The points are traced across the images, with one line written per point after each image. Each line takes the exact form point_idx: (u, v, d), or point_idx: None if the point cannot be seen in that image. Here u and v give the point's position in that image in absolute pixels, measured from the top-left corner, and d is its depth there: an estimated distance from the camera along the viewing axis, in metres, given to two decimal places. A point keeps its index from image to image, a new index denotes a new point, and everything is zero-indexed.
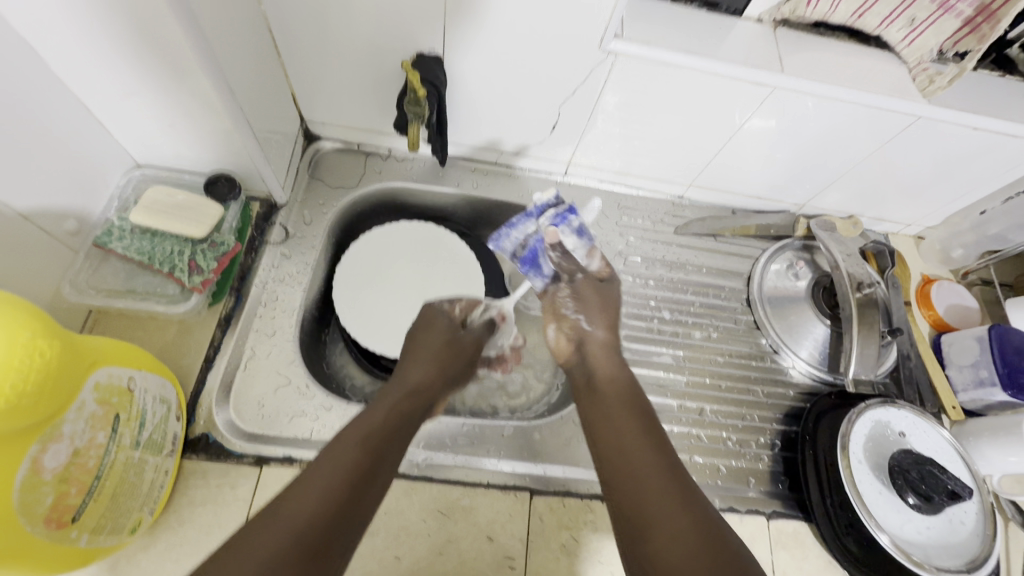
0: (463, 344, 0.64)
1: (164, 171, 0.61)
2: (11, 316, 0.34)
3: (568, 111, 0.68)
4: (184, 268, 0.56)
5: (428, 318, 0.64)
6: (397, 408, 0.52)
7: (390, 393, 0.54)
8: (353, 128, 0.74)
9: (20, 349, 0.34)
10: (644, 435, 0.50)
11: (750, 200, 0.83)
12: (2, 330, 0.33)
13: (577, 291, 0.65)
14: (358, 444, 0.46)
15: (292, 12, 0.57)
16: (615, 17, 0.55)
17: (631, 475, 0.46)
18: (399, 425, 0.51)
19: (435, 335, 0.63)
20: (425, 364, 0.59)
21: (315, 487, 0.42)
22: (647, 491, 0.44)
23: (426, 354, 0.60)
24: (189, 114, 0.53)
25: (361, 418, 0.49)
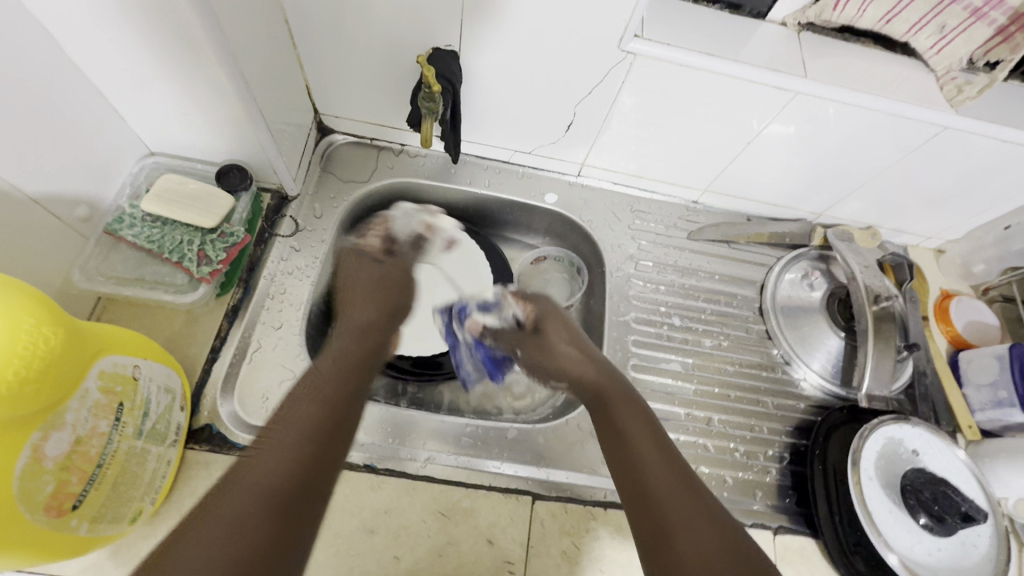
0: (398, 274, 0.64)
1: (177, 161, 0.61)
2: (15, 302, 0.34)
3: (584, 111, 0.67)
4: (193, 258, 0.55)
5: (350, 258, 0.65)
6: (342, 354, 0.51)
7: (336, 346, 0.53)
8: (366, 123, 0.74)
9: (24, 335, 0.34)
10: (657, 448, 0.48)
11: (765, 207, 0.82)
12: (5, 317, 0.33)
13: (533, 358, 0.63)
14: (307, 400, 0.45)
15: (308, 3, 0.56)
16: (636, 16, 0.54)
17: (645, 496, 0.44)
18: (353, 366, 0.50)
19: (364, 276, 0.62)
20: (367, 304, 0.59)
21: (272, 447, 0.40)
22: (663, 508, 0.43)
23: (364, 296, 0.59)
24: (202, 102, 0.53)
25: (311, 377, 0.48)
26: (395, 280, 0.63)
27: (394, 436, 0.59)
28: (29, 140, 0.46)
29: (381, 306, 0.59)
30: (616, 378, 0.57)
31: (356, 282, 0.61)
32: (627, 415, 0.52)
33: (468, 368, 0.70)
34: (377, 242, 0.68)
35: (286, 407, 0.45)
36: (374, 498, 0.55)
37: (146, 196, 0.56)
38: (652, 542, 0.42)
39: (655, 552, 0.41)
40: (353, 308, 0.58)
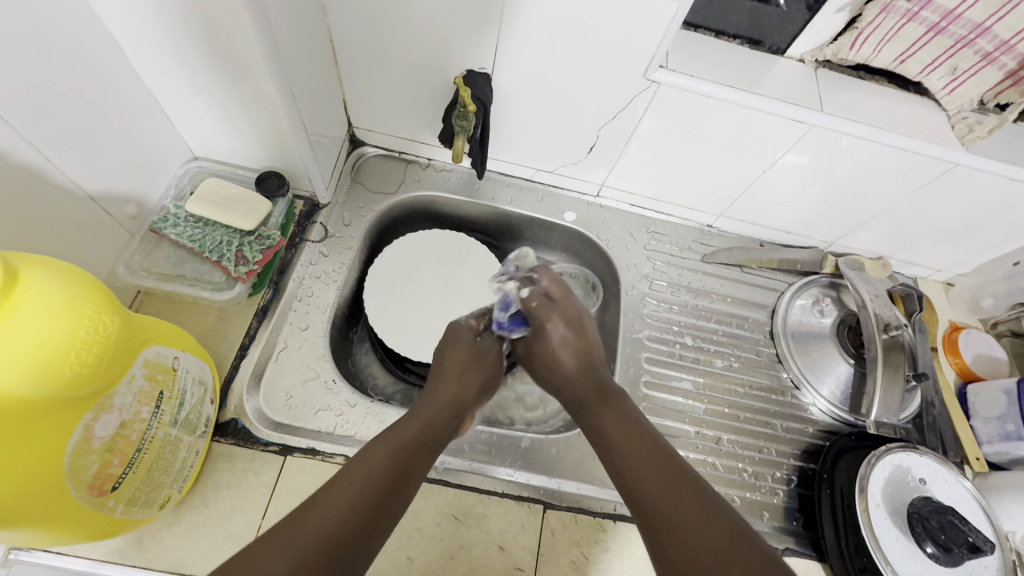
0: (494, 355, 0.63)
1: (220, 165, 0.65)
2: (82, 290, 0.37)
3: (607, 134, 0.70)
4: (231, 258, 0.58)
5: (456, 337, 0.62)
6: (431, 423, 0.51)
7: (423, 409, 0.52)
8: (396, 137, 0.77)
9: (87, 320, 0.36)
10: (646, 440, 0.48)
11: (778, 234, 0.84)
12: (73, 303, 0.36)
13: (534, 318, 0.61)
14: (388, 460, 0.45)
15: (353, 23, 0.60)
16: (662, 48, 0.57)
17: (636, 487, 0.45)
18: (431, 437, 0.50)
19: (464, 348, 0.61)
20: (458, 372, 0.58)
21: (344, 503, 0.40)
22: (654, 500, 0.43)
23: (461, 364, 0.59)
24: (249, 112, 0.56)
25: (392, 433, 0.47)
26: (489, 355, 0.62)
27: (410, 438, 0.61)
28: (91, 139, 0.50)
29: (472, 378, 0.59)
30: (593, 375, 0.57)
31: (460, 351, 0.61)
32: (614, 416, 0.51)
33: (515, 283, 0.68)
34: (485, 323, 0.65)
35: (360, 458, 0.44)
36: None
37: (191, 197, 0.58)
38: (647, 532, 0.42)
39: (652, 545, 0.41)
40: (446, 376, 0.58)
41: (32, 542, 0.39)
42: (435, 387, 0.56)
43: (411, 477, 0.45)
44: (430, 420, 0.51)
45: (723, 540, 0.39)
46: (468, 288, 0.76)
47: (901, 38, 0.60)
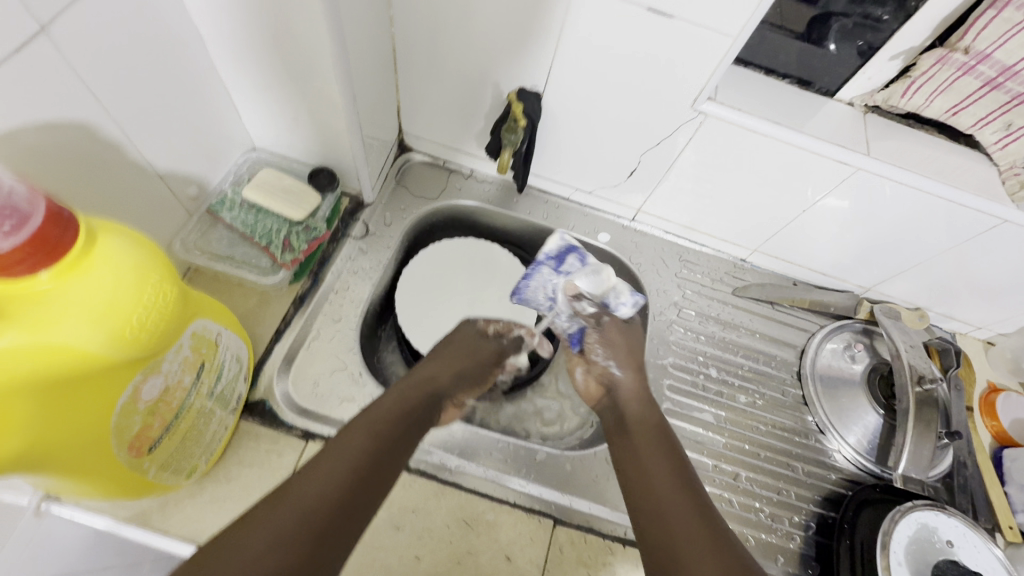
0: (484, 351, 0.66)
1: (276, 158, 0.68)
2: (150, 259, 0.38)
3: (649, 160, 0.71)
4: (278, 244, 0.61)
5: (461, 335, 0.65)
6: (410, 401, 0.53)
7: (401, 387, 0.55)
8: (442, 146, 0.79)
9: (150, 288, 0.38)
10: (676, 478, 0.49)
11: (812, 274, 0.83)
12: (139, 270, 0.37)
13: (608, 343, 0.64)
14: (366, 434, 0.47)
15: (417, 36, 0.63)
16: (713, 82, 0.58)
17: (657, 518, 0.46)
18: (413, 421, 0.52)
19: (456, 341, 0.64)
20: (443, 362, 0.61)
21: (330, 473, 0.42)
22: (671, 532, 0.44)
23: (448, 356, 0.62)
24: (311, 109, 0.59)
25: (373, 409, 0.50)
26: (477, 349, 0.65)
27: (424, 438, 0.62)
28: (167, 122, 0.53)
29: (458, 369, 0.61)
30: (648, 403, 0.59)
31: (451, 345, 0.64)
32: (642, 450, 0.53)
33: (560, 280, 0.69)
34: (494, 328, 0.68)
35: (350, 435, 0.46)
36: (404, 494, 0.57)
37: (248, 184, 0.62)
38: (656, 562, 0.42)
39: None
40: (432, 365, 0.60)
41: (70, 492, 0.41)
42: (419, 370, 0.59)
43: (394, 455, 0.47)
44: (413, 402, 0.53)
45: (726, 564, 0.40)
46: (497, 298, 0.77)
47: (953, 90, 0.59)
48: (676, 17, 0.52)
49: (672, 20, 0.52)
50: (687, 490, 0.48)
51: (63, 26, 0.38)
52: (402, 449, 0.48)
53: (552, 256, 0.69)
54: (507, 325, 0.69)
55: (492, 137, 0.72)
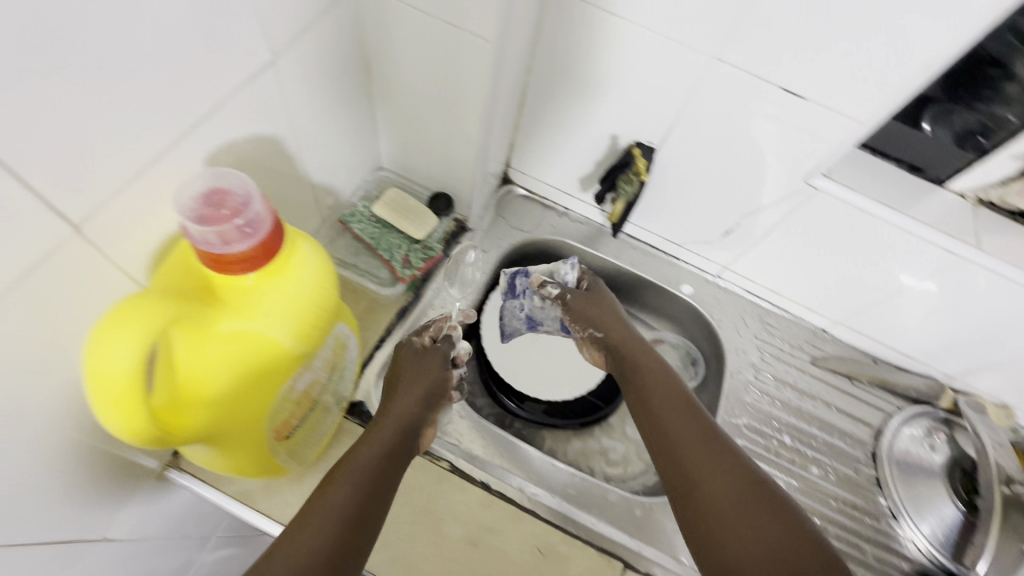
0: (432, 368, 0.61)
1: (398, 178, 0.73)
2: (326, 261, 0.42)
3: (748, 223, 0.73)
4: (399, 260, 0.66)
5: (407, 358, 0.61)
6: (389, 442, 0.52)
7: (380, 430, 0.53)
8: (543, 183, 0.84)
9: (324, 287, 0.42)
10: (709, 440, 0.53)
11: (895, 355, 0.81)
12: (318, 273, 0.41)
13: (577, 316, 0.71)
14: (348, 487, 0.46)
15: (547, 85, 0.68)
16: (832, 161, 0.60)
17: (683, 462, 0.52)
18: (391, 457, 0.51)
19: (421, 370, 0.60)
20: (410, 395, 0.57)
21: (310, 538, 0.42)
22: (702, 491, 0.50)
23: (411, 388, 0.58)
24: (446, 142, 0.64)
25: (354, 457, 0.49)
26: (440, 380, 0.60)
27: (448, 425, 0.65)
28: (330, 143, 0.58)
29: (423, 396, 0.58)
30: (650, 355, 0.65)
31: (411, 379, 0.59)
32: (667, 418, 0.57)
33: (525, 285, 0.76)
34: (429, 339, 0.64)
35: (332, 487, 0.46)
36: (483, 514, 0.60)
37: (377, 201, 0.68)
38: (691, 506, 0.50)
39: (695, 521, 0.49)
40: (400, 401, 0.56)
41: (216, 464, 0.45)
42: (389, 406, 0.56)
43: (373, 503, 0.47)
44: (388, 437, 0.52)
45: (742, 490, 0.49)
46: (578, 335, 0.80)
47: None
48: (808, 98, 0.55)
49: (805, 101, 0.55)
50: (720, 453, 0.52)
51: (287, 60, 0.45)
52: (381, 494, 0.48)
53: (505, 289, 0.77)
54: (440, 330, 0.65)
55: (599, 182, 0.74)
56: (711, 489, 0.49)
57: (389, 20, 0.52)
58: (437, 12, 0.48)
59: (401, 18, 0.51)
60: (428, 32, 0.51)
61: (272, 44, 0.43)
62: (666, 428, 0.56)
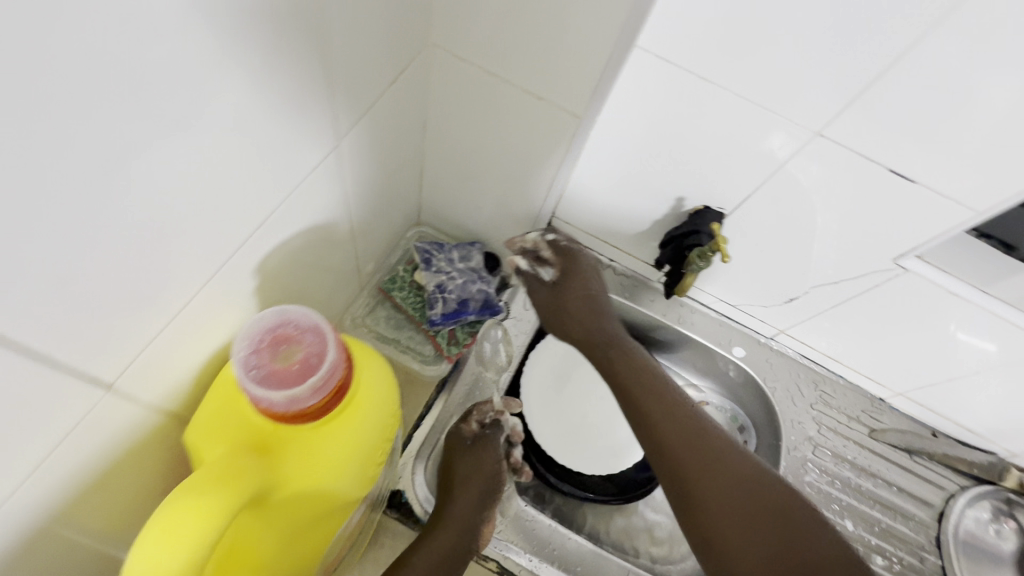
0: (486, 464, 0.55)
1: (438, 234, 0.66)
2: (385, 406, 0.44)
3: (817, 293, 0.67)
4: (446, 335, 0.58)
5: (455, 453, 0.55)
6: (439, 555, 0.49)
7: (427, 544, 0.49)
8: (589, 234, 0.77)
9: (380, 430, 0.44)
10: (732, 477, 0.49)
11: (956, 428, 0.76)
12: (377, 418, 0.43)
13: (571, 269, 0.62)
14: None
15: (608, 140, 0.61)
16: (930, 245, 0.55)
17: (700, 514, 0.49)
18: (451, 560, 0.49)
19: (473, 468, 0.54)
20: (466, 491, 0.53)
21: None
22: (716, 529, 0.47)
23: (466, 485, 0.53)
24: (501, 204, 0.58)
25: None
26: (494, 475, 0.56)
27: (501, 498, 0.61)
28: (377, 205, 0.53)
29: (484, 491, 0.54)
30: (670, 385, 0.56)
31: (473, 477, 0.54)
32: (675, 440, 0.51)
33: (473, 293, 0.58)
34: (475, 422, 0.57)
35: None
36: None
37: (420, 264, 0.59)
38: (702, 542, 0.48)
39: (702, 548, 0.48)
40: (459, 499, 0.52)
41: None
42: (447, 508, 0.51)
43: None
44: (451, 535, 0.50)
45: (765, 518, 0.47)
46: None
47: None
48: (918, 181, 0.49)
49: (914, 184, 0.50)
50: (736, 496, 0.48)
51: (347, 137, 0.41)
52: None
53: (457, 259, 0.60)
54: (483, 411, 0.57)
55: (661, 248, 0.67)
56: (728, 528, 0.47)
57: (460, 80, 0.46)
58: (521, 81, 0.43)
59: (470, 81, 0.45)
60: (505, 99, 0.45)
61: (332, 130, 0.39)
62: (672, 443, 0.51)
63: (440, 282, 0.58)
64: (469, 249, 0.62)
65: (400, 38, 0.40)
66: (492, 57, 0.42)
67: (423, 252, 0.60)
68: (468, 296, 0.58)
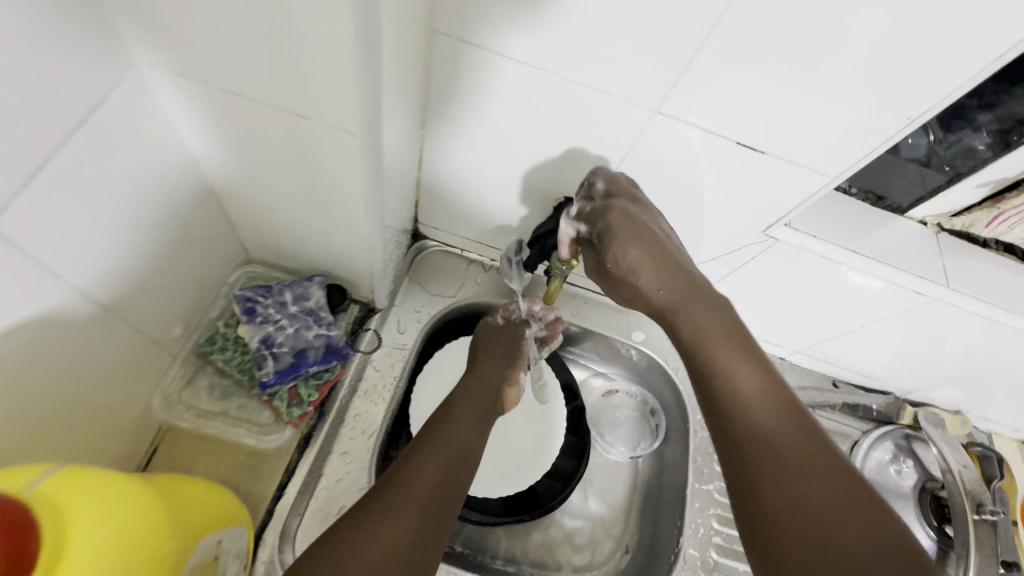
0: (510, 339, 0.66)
1: (273, 271, 0.57)
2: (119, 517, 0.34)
3: (700, 271, 0.64)
4: (284, 395, 0.49)
5: (489, 342, 0.65)
6: (442, 470, 0.49)
7: (435, 443, 0.51)
8: (462, 238, 0.70)
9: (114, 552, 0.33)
10: (797, 436, 0.40)
11: (853, 374, 0.77)
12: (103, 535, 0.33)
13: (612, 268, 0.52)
14: (411, 518, 0.44)
15: (447, 137, 0.54)
16: (795, 212, 0.52)
17: (746, 455, 0.41)
18: (450, 468, 0.50)
19: (497, 352, 0.64)
20: (468, 403, 0.57)
21: (398, 518, 0.43)
22: (787, 478, 0.38)
23: (470, 397, 0.58)
24: (329, 233, 0.50)
25: (405, 483, 0.47)
26: (498, 392, 0.61)
27: (536, 388, 0.71)
28: (157, 265, 0.43)
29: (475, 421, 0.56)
30: (726, 334, 0.46)
31: (480, 384, 0.60)
32: (751, 402, 0.43)
33: (311, 341, 0.51)
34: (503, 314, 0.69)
35: (397, 493, 0.45)
36: None
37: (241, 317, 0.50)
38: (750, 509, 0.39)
39: (741, 493, 0.40)
40: (459, 412, 0.56)
41: None
42: (431, 434, 0.52)
43: (437, 514, 0.46)
44: (446, 448, 0.51)
45: (844, 482, 0.38)
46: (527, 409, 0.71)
47: None
48: (768, 152, 0.47)
49: (763, 155, 0.47)
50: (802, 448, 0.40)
51: (49, 193, 0.31)
52: (446, 511, 0.47)
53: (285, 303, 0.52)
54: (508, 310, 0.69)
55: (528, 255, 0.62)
56: (787, 473, 0.38)
57: (201, 104, 0.36)
58: (272, 99, 0.34)
59: (222, 104, 0.36)
60: (267, 121, 0.36)
61: (12, 189, 0.29)
62: (745, 407, 0.43)
63: (267, 334, 0.50)
64: (307, 285, 0.53)
65: (91, 64, 0.31)
66: (228, 74, 0.33)
67: (245, 301, 0.51)
68: (305, 345, 0.51)
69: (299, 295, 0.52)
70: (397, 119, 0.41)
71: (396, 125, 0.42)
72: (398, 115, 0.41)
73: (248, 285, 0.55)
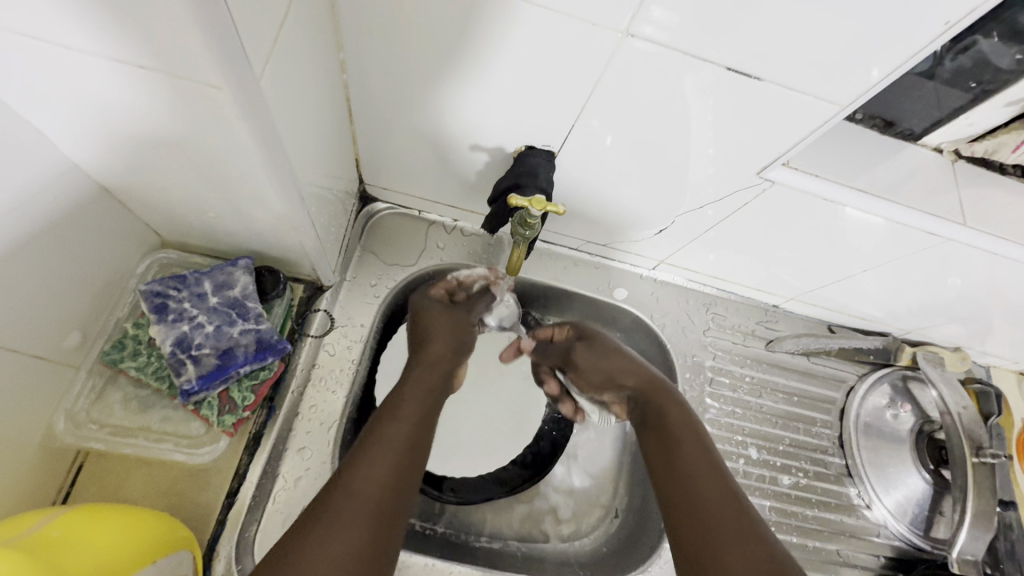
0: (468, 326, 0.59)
1: (193, 257, 0.50)
2: None
3: (686, 220, 0.57)
4: (214, 402, 0.44)
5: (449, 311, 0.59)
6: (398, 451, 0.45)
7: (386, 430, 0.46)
8: (417, 198, 0.61)
9: None
10: (713, 485, 0.49)
11: (851, 319, 0.72)
12: None
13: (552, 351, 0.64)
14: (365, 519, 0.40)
15: (376, 79, 0.45)
16: (796, 150, 0.45)
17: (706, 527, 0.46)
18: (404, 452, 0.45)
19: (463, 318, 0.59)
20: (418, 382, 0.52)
21: (338, 534, 0.39)
22: (716, 525, 0.46)
23: (420, 378, 0.52)
24: (239, 209, 0.42)
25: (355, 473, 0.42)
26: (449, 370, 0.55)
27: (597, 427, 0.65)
28: (28, 265, 0.37)
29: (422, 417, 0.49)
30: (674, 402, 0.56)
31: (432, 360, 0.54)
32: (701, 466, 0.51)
33: (238, 338, 0.46)
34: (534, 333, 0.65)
35: (342, 499, 0.41)
36: None
37: (150, 317, 0.44)
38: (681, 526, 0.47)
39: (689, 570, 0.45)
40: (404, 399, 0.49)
41: None
42: (375, 430, 0.46)
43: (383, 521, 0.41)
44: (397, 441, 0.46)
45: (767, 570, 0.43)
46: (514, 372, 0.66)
47: None
48: (765, 78, 0.38)
49: (760, 82, 0.38)
50: (742, 516, 0.47)
51: None
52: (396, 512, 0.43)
53: (203, 299, 0.46)
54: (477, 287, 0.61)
55: (491, 221, 0.54)
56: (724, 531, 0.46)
57: (26, 70, 0.30)
58: (101, 50, 0.28)
59: (50, 59, 0.29)
60: (117, 85, 0.30)
61: None
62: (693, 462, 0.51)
63: (183, 334, 0.44)
64: (231, 270, 0.47)
65: None
66: (44, 27, 0.27)
67: (153, 296, 0.44)
68: (231, 343, 0.45)
69: (220, 286, 0.47)
70: (284, 58, 0.32)
71: (284, 68, 0.33)
72: (286, 52, 0.33)
73: (161, 275, 0.48)
